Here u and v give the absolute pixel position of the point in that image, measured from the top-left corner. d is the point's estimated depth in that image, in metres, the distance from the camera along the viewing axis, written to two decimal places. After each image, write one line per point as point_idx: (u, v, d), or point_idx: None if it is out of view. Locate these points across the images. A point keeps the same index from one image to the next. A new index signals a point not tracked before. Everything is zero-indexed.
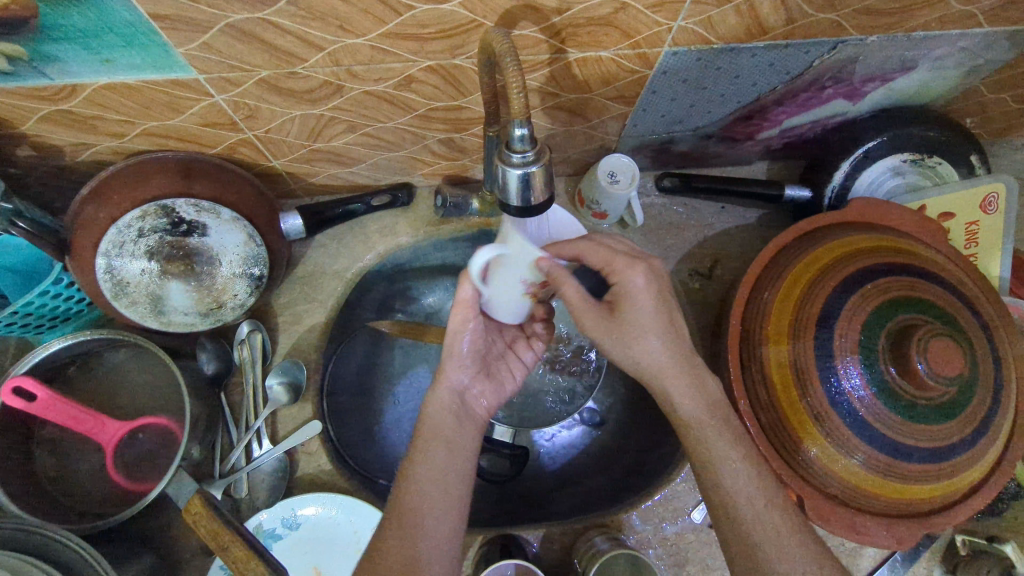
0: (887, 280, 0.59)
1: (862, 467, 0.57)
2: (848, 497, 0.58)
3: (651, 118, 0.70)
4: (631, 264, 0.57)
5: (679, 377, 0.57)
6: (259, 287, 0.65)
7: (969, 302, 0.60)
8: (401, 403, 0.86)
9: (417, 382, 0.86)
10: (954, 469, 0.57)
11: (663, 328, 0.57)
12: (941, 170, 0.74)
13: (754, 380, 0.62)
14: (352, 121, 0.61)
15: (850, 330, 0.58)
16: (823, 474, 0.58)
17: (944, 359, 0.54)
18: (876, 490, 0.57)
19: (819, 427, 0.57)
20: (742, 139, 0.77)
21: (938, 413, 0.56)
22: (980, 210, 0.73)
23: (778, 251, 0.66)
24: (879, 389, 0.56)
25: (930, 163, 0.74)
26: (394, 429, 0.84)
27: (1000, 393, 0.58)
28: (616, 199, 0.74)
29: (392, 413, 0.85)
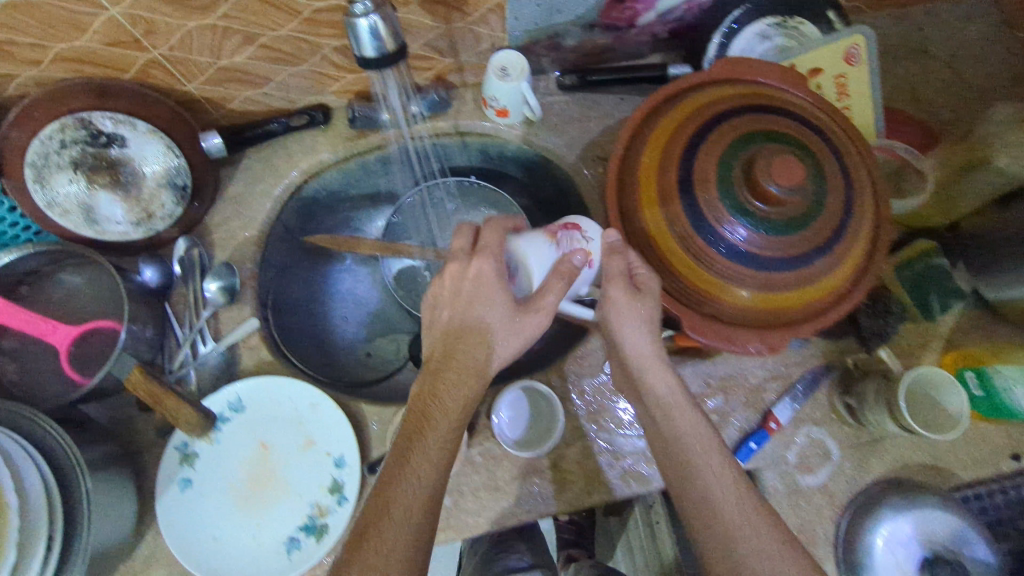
0: (740, 116, 0.65)
1: (750, 292, 0.64)
2: (743, 320, 0.65)
3: (528, 9, 0.75)
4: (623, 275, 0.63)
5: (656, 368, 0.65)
6: (185, 197, 0.73)
7: (821, 130, 0.66)
8: (348, 314, 1.00)
9: (362, 295, 1.02)
10: (810, 275, 0.63)
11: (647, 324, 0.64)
12: (803, 29, 0.80)
13: (641, 243, 0.68)
14: (245, 30, 0.67)
15: (707, 161, 0.64)
16: (715, 306, 0.65)
17: (786, 173, 0.60)
18: (763, 307, 0.64)
19: (684, 248, 0.65)
20: (625, 27, 0.82)
21: (788, 224, 0.62)
22: (845, 62, 0.78)
23: (636, 128, 0.71)
24: (734, 208, 0.63)
25: (793, 24, 0.80)
26: (344, 335, 0.98)
27: (852, 202, 0.64)
28: (509, 92, 0.80)
29: (340, 322, 0.99)
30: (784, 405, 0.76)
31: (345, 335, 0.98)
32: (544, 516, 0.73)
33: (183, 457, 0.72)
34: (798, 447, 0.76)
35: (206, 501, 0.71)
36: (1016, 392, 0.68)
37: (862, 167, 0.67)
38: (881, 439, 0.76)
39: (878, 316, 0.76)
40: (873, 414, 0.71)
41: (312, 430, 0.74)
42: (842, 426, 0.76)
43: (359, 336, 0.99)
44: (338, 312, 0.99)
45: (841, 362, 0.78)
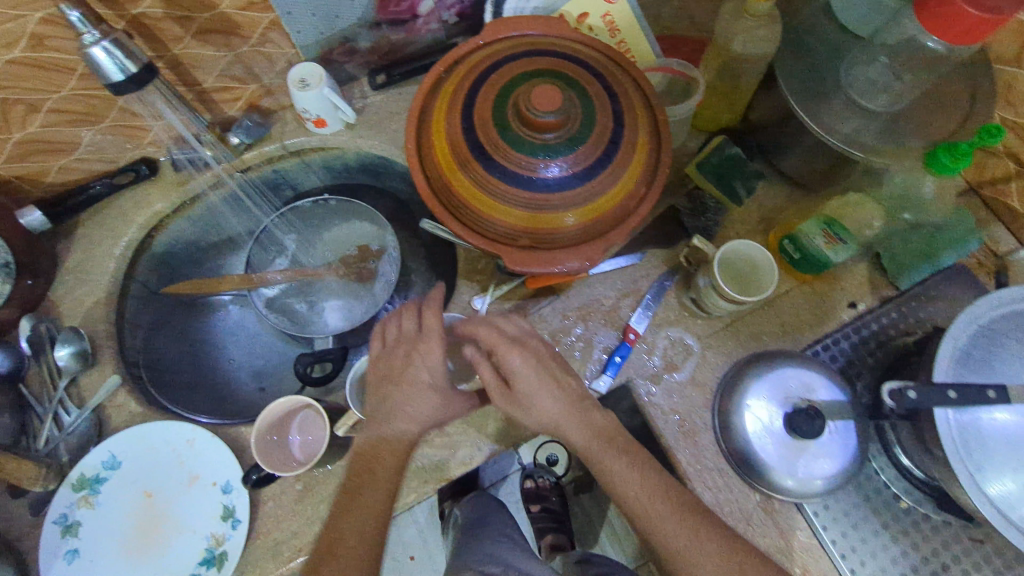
0: (506, 66, 0.71)
1: (576, 209, 0.69)
2: (584, 235, 0.71)
3: (306, 19, 0.80)
4: (511, 347, 0.65)
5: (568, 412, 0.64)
6: (11, 273, 0.74)
7: (581, 61, 0.73)
8: (238, 353, 1.00)
9: (249, 331, 1.02)
10: (601, 186, 0.69)
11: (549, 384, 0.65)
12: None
13: (468, 214, 0.71)
14: (26, 98, 0.69)
15: (484, 110, 0.69)
16: (549, 237, 0.70)
17: (547, 100, 0.65)
18: (593, 216, 0.70)
19: (485, 193, 0.69)
20: (409, 19, 0.88)
21: (565, 146, 0.67)
22: (605, 2, 0.85)
23: (419, 115, 0.75)
24: (514, 143, 0.67)
25: None
26: (239, 373, 0.98)
27: (619, 106, 0.71)
28: (314, 100, 0.84)
29: (231, 363, 0.99)
30: (639, 315, 0.81)
31: (236, 373, 0.98)
32: (439, 483, 0.74)
33: (64, 528, 0.68)
34: (659, 352, 0.80)
35: (96, 566, 0.68)
36: (821, 248, 0.73)
37: (621, 77, 0.74)
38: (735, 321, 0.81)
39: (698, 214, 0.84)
40: (707, 295, 0.76)
41: (194, 466, 0.72)
42: (695, 321, 0.81)
43: (251, 372, 0.99)
44: (227, 355, 0.99)
45: (680, 264, 0.83)
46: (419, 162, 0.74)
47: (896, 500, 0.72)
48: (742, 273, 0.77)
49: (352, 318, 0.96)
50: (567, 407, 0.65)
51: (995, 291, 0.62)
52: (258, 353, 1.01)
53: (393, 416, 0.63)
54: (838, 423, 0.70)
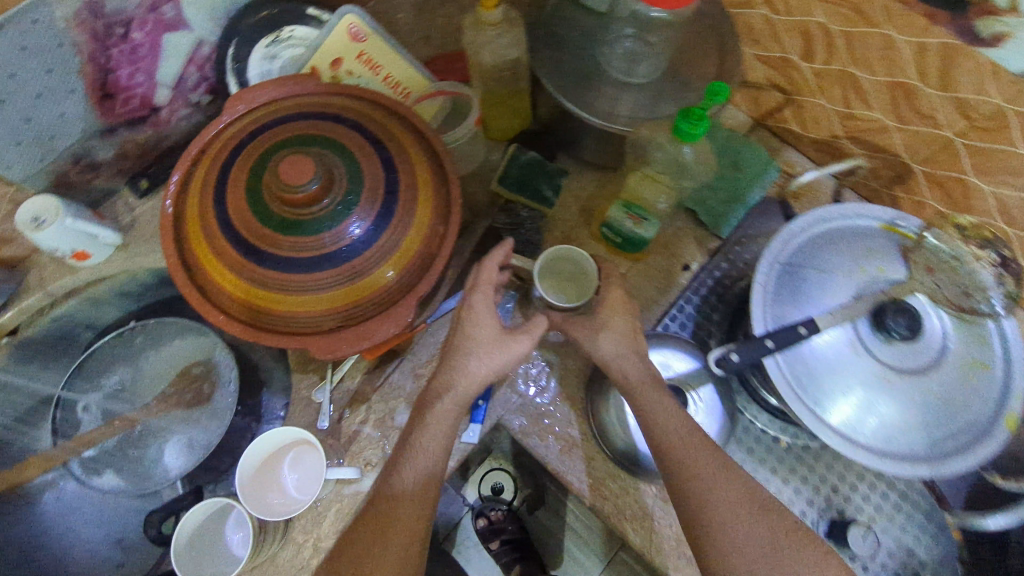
0: (250, 146, 0.64)
1: (386, 264, 0.64)
2: (407, 287, 0.66)
3: (14, 151, 0.69)
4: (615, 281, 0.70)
5: (636, 365, 0.65)
6: None
7: (333, 116, 0.68)
8: (85, 530, 0.83)
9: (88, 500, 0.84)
10: (392, 240, 0.64)
11: (627, 338, 0.66)
12: (299, 33, 0.80)
13: (274, 318, 0.64)
14: None
15: (238, 199, 0.62)
16: (368, 306, 0.65)
17: (300, 172, 0.59)
18: (407, 263, 0.65)
19: (269, 289, 0.62)
20: (146, 112, 0.79)
21: (338, 212, 0.61)
22: (355, 42, 0.78)
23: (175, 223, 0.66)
24: (282, 228, 0.61)
25: (287, 35, 0.80)
26: (94, 553, 0.82)
27: (388, 149, 0.67)
28: (58, 236, 0.73)
29: (78, 546, 0.82)
30: None
31: (89, 557, 0.81)
32: None
33: None
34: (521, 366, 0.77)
35: None
36: (631, 228, 0.73)
37: (383, 118, 0.70)
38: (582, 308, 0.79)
39: (523, 223, 0.80)
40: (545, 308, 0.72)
41: None
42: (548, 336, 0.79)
43: (106, 548, 0.82)
44: (69, 540, 0.82)
45: (515, 284, 0.81)
46: (193, 282, 0.64)
47: (775, 441, 0.73)
48: (571, 272, 0.73)
49: (192, 451, 0.81)
50: (630, 353, 0.66)
51: (786, 226, 0.65)
52: (107, 523, 0.83)
53: (467, 367, 0.64)
54: (705, 390, 0.71)
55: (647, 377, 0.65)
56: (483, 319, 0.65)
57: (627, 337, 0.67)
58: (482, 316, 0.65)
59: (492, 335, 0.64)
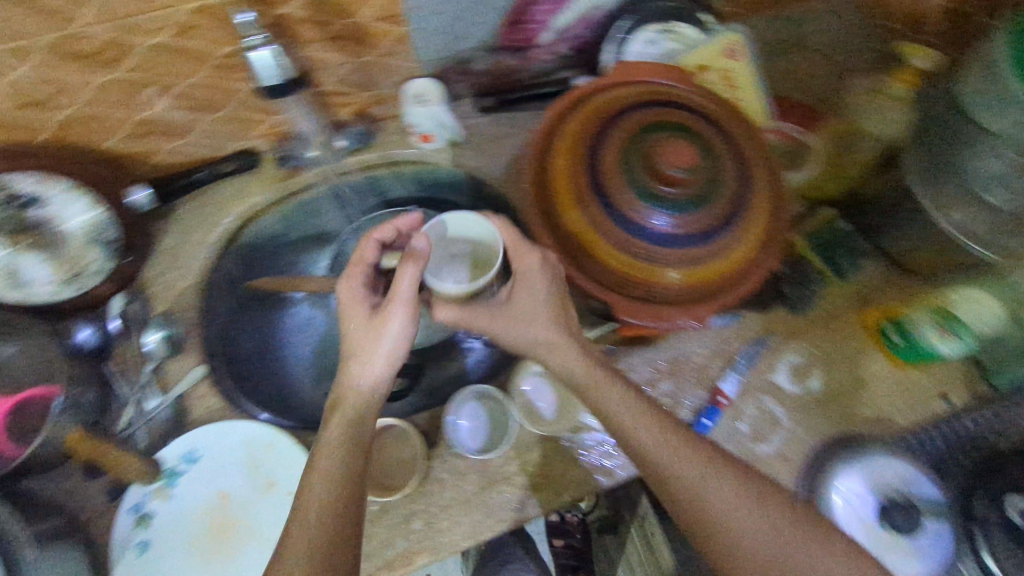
0: (631, 115, 0.71)
1: (680, 272, 0.67)
2: (678, 301, 0.68)
3: (434, 37, 0.79)
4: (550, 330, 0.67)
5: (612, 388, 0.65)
6: (114, 252, 0.72)
7: (706, 119, 0.73)
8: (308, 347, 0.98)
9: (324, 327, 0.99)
10: (724, 245, 0.67)
11: (623, 393, 0.65)
12: (685, 32, 0.87)
13: (566, 246, 0.70)
14: (156, 81, 0.69)
15: (610, 157, 0.69)
16: (675, 292, 0.68)
17: (678, 157, 0.66)
18: (696, 284, 0.68)
19: (604, 240, 0.68)
20: (527, 47, 0.88)
21: (693, 202, 0.66)
22: (725, 58, 0.85)
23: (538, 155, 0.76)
24: (643, 195, 0.67)
25: (674, 28, 0.86)
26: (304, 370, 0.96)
27: (749, 188, 0.69)
28: (427, 117, 0.85)
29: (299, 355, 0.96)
30: (729, 378, 0.80)
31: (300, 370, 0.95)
32: (515, 527, 0.72)
33: (136, 519, 0.69)
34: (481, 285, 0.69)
35: (167, 560, 0.69)
36: (932, 339, 0.73)
37: (744, 137, 0.74)
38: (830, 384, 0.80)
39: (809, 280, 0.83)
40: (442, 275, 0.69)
41: (270, 472, 0.73)
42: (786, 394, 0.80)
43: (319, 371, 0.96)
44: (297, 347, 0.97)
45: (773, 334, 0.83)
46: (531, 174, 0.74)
47: None
48: (483, 261, 0.71)
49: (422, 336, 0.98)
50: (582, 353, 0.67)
51: None
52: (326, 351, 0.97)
53: (384, 340, 0.64)
54: (933, 525, 0.68)
55: (626, 403, 0.64)
56: (399, 302, 0.63)
57: (624, 390, 0.65)
58: (353, 306, 0.66)
59: (365, 315, 0.65)
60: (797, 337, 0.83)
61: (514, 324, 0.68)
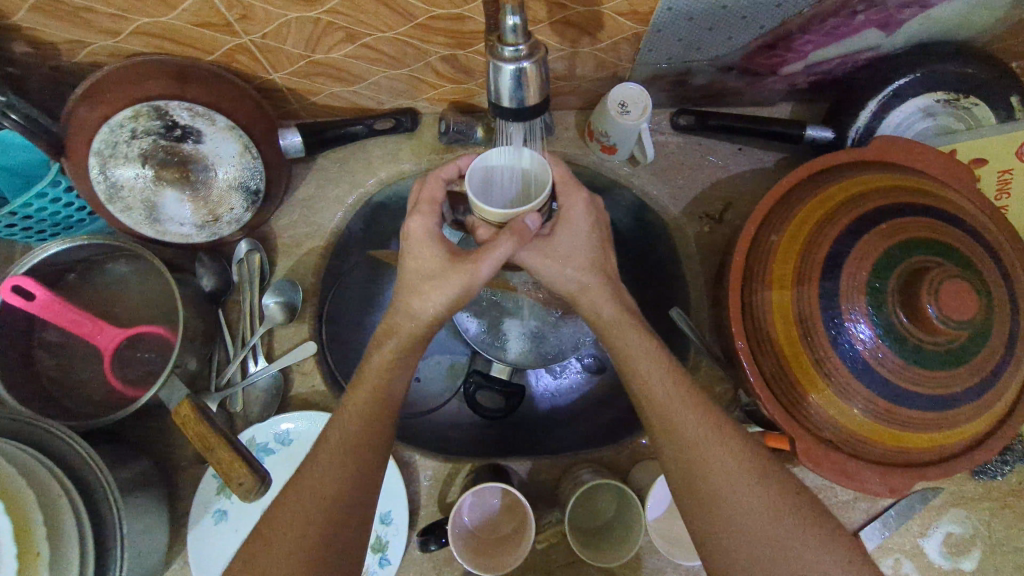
0: (904, 221, 0.57)
1: (863, 417, 0.58)
2: (842, 442, 0.60)
3: (668, 42, 0.65)
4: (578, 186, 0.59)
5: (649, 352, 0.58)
6: (255, 202, 0.65)
7: (992, 248, 0.58)
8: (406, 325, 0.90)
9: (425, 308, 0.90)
10: (955, 418, 0.57)
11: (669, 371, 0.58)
12: (976, 111, 0.69)
13: (754, 313, 0.63)
14: (349, 28, 0.58)
15: (859, 271, 0.57)
16: (874, 450, 0.60)
17: (954, 302, 0.53)
18: (872, 437, 0.59)
19: (818, 369, 0.58)
20: (765, 73, 0.72)
21: (944, 360, 0.55)
22: (1016, 158, 0.67)
23: (759, 229, 0.65)
24: (885, 333, 0.56)
25: (965, 104, 0.69)
26: None
27: (998, 377, 0.56)
28: (624, 131, 0.72)
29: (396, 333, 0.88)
30: (873, 530, 0.73)
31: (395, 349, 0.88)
32: None
33: (219, 486, 0.67)
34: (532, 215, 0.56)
35: (239, 537, 0.66)
36: None
37: None
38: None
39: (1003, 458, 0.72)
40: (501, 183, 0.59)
41: None
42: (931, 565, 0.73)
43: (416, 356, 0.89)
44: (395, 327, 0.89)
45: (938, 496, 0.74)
46: (763, 219, 0.65)
47: None
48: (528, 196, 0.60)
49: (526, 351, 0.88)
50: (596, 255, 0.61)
51: None
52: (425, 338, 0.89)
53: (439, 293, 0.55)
54: None
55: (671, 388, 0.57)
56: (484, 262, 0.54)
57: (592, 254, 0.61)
58: (420, 246, 0.56)
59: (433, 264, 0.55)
60: (957, 503, 0.74)
61: (576, 238, 0.60)
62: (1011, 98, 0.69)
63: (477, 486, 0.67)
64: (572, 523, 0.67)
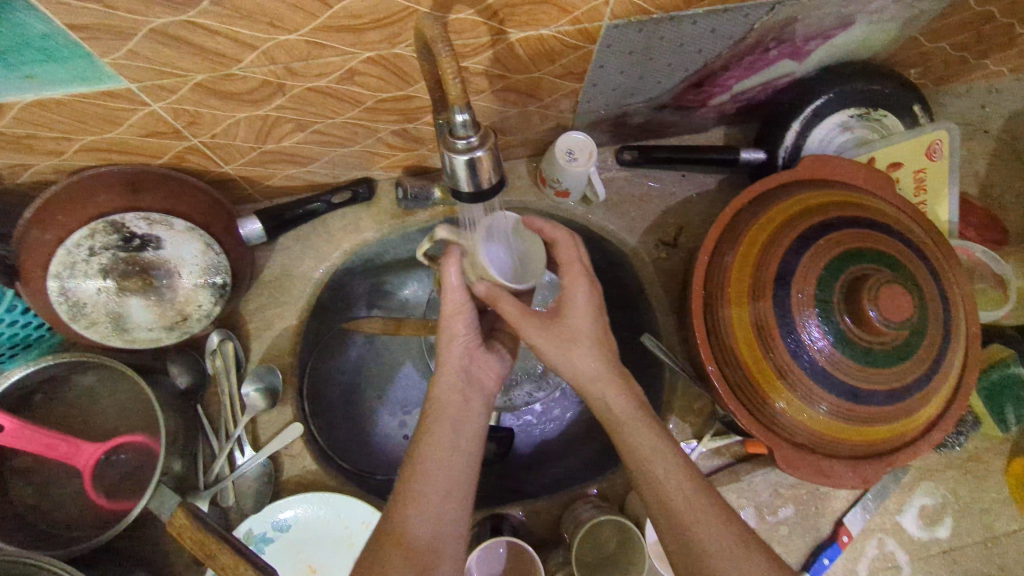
0: (838, 235, 0.62)
1: (829, 419, 0.61)
2: (815, 445, 0.62)
3: (603, 92, 0.69)
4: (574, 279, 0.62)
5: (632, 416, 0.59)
6: (223, 295, 0.65)
7: (918, 248, 0.63)
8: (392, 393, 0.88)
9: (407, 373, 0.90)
10: (909, 408, 0.61)
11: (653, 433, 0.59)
12: (886, 122, 0.77)
13: (718, 335, 0.65)
14: (300, 119, 0.59)
15: (807, 284, 0.60)
16: (844, 448, 0.62)
17: (892, 304, 0.57)
18: (840, 437, 0.62)
19: (783, 380, 0.61)
20: (696, 106, 0.77)
21: (891, 356, 0.59)
22: (925, 157, 0.74)
23: (710, 255, 0.68)
24: (837, 338, 0.59)
25: (875, 117, 0.76)
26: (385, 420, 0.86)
27: (940, 364, 0.61)
28: (575, 176, 0.75)
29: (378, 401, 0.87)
30: (855, 515, 0.76)
31: (382, 417, 0.86)
32: None
33: None
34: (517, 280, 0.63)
35: None
36: None
37: (948, 275, 0.65)
38: (961, 536, 0.77)
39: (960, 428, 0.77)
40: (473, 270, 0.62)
41: None
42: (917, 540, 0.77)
43: (402, 421, 0.87)
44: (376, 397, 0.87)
45: (912, 474, 0.78)
46: (714, 244, 0.68)
47: None
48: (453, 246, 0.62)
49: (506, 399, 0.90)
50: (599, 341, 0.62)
51: None
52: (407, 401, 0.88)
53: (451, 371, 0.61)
54: None
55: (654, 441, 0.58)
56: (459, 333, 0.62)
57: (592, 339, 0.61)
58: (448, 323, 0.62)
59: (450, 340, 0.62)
60: (926, 476, 0.78)
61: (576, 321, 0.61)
62: (912, 107, 0.77)
63: (484, 542, 0.67)
64: (578, 561, 0.67)
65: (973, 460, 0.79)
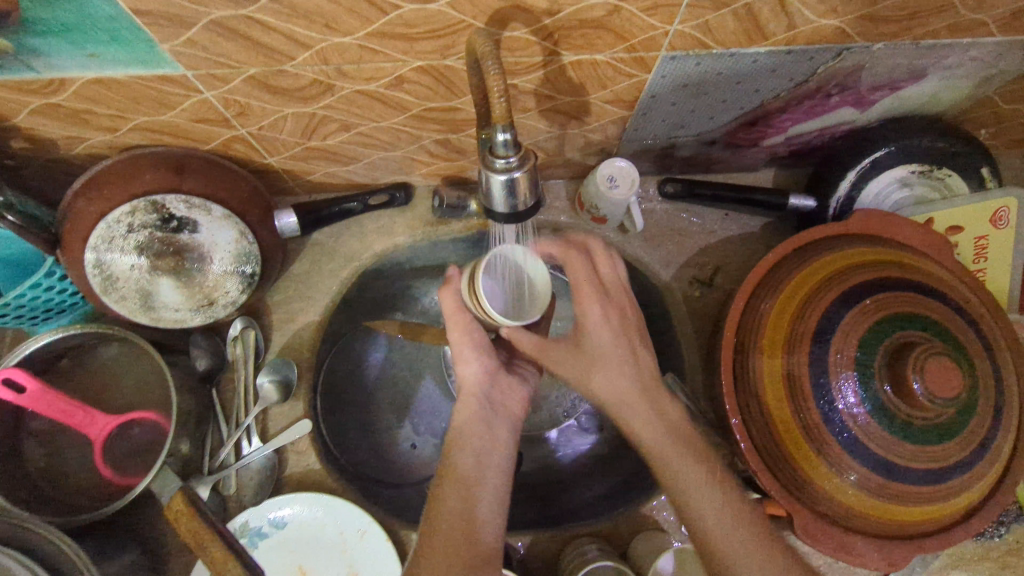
0: (888, 296, 0.58)
1: (857, 492, 0.57)
2: (838, 517, 0.58)
3: (653, 122, 0.68)
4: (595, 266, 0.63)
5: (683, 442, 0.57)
6: (251, 284, 0.65)
7: (974, 321, 0.59)
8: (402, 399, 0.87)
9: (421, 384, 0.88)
10: (949, 491, 0.57)
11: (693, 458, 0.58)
12: (949, 182, 0.73)
13: (746, 385, 0.62)
14: (345, 120, 0.60)
15: (847, 345, 0.57)
16: (872, 524, 0.58)
17: (940, 377, 0.53)
18: (868, 512, 0.57)
19: (811, 444, 0.57)
20: (747, 145, 0.75)
21: (934, 434, 0.55)
22: (990, 224, 0.69)
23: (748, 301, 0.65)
24: (875, 407, 0.55)
25: (938, 175, 0.72)
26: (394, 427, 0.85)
27: (987, 448, 0.57)
28: (613, 203, 0.73)
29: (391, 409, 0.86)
30: None
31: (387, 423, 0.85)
32: None
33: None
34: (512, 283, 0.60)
35: None
36: None
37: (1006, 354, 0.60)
38: None
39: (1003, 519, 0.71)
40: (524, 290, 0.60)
41: (357, 561, 0.66)
42: None
43: (406, 431, 0.85)
44: (386, 402, 0.86)
45: (944, 561, 0.72)
46: (752, 290, 0.65)
47: None
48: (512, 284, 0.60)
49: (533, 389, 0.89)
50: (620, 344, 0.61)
51: None
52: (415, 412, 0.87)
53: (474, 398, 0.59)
54: None
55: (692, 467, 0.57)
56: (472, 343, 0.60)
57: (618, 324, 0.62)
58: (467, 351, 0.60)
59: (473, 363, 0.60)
60: (959, 564, 0.72)
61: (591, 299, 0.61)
62: (979, 169, 0.72)
63: None
64: None
65: (1014, 555, 0.73)
